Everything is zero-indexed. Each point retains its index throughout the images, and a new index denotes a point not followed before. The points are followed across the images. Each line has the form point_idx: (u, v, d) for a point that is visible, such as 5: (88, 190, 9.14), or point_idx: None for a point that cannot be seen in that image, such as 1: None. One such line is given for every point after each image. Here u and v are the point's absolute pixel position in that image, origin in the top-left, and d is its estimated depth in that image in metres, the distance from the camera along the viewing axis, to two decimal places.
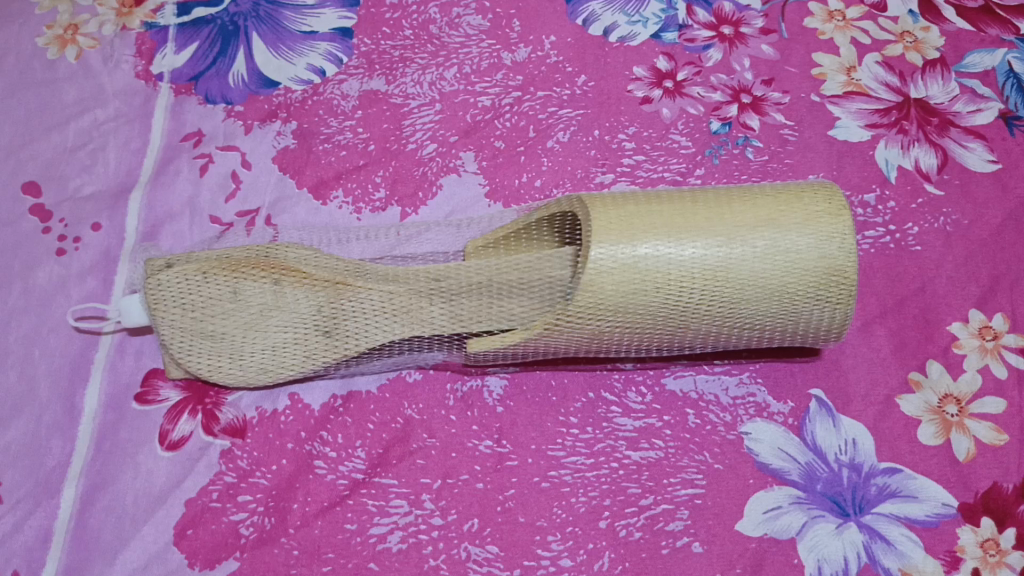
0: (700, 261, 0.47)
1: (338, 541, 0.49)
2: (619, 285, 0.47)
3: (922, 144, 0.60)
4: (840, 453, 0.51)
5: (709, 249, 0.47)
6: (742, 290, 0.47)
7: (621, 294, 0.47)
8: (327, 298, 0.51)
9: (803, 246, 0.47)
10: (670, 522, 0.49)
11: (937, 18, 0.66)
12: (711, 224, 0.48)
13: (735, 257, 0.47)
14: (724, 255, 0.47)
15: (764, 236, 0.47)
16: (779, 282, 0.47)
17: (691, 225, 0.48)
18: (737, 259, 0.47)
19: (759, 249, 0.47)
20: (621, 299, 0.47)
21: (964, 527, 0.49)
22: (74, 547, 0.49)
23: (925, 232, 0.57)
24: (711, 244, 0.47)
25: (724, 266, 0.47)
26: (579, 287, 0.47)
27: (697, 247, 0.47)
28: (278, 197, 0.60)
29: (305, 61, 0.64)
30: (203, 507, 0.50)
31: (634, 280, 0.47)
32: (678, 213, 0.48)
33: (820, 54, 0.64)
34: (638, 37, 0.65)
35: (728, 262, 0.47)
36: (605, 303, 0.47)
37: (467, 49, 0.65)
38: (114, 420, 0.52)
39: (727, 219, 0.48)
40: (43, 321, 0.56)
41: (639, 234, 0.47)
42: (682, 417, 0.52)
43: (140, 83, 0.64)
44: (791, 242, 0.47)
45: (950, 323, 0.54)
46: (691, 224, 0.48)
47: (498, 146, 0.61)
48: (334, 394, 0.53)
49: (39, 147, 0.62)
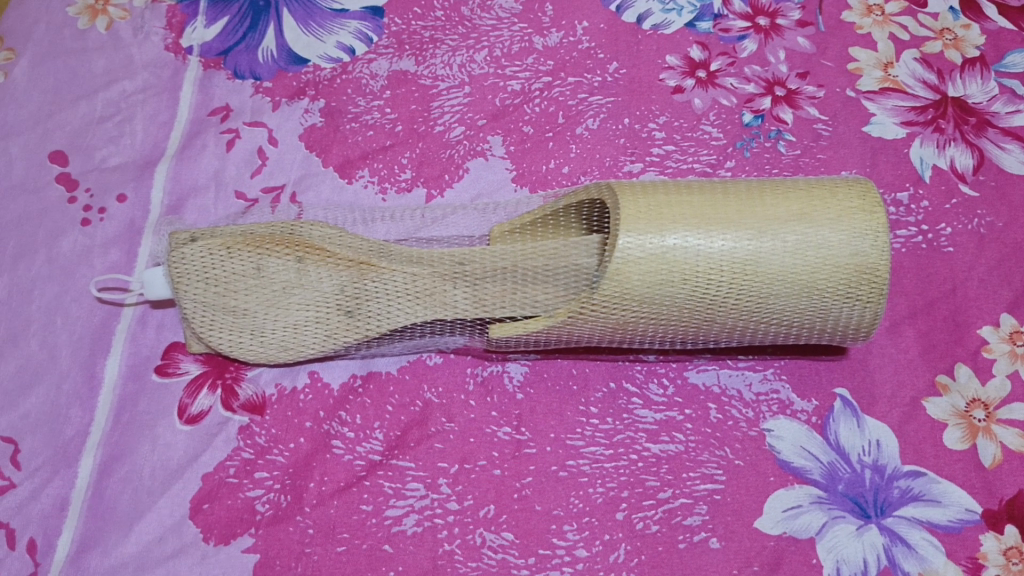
0: (730, 254, 0.46)
1: (353, 521, 0.48)
2: (646, 275, 0.46)
3: (958, 144, 0.59)
4: (863, 454, 0.50)
5: (739, 242, 0.46)
6: (771, 285, 0.46)
7: (648, 284, 0.46)
8: (350, 278, 0.51)
9: (835, 242, 0.46)
10: (688, 517, 0.48)
11: (978, 16, 0.65)
12: (742, 216, 0.47)
13: (765, 251, 0.46)
14: (754, 248, 0.46)
15: (796, 231, 0.46)
16: (809, 278, 0.46)
17: (721, 217, 0.47)
18: (767, 253, 0.46)
19: (790, 244, 0.46)
20: (648, 290, 0.46)
21: (987, 534, 0.48)
22: (90, 517, 0.49)
23: (959, 234, 0.56)
24: (741, 237, 0.46)
25: (754, 258, 0.46)
26: (606, 275, 0.46)
27: (726, 240, 0.46)
28: (304, 174, 0.59)
29: (335, 39, 0.64)
30: (220, 482, 0.50)
31: (662, 270, 0.46)
32: (709, 204, 0.48)
33: (857, 49, 0.63)
34: (672, 25, 0.65)
35: (758, 255, 0.46)
36: (631, 293, 0.46)
37: (498, 32, 0.64)
38: (134, 392, 0.53)
39: (758, 212, 0.47)
40: (66, 290, 0.56)
41: (668, 224, 0.46)
42: (703, 411, 0.51)
43: (169, 56, 0.64)
44: (822, 238, 0.46)
45: (980, 326, 0.53)
46: (721, 216, 0.47)
47: (527, 131, 0.61)
48: (353, 374, 0.53)
49: (67, 116, 0.61)
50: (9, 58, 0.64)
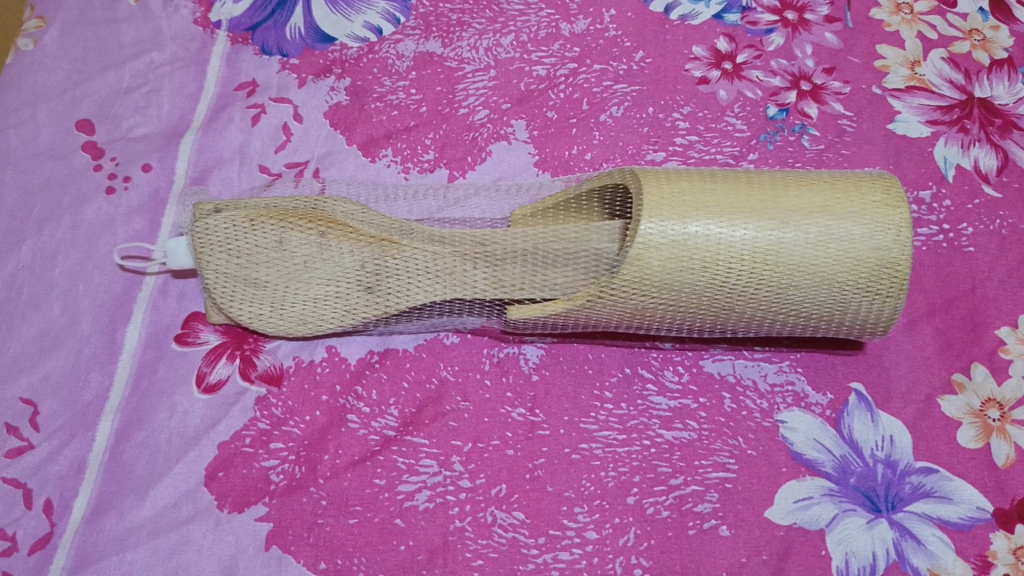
0: (752, 244, 0.46)
1: (366, 495, 0.49)
2: (667, 262, 0.46)
3: (983, 144, 0.59)
4: (876, 449, 0.50)
5: (761, 231, 0.46)
6: (791, 276, 0.46)
7: (669, 270, 0.46)
8: (371, 254, 0.51)
9: (857, 236, 0.46)
10: (699, 503, 0.49)
11: (1007, 18, 0.65)
12: (765, 207, 0.47)
13: (787, 241, 0.46)
14: (776, 238, 0.46)
15: (818, 223, 0.46)
16: (830, 270, 0.46)
17: (744, 206, 0.47)
18: (788, 243, 0.46)
19: (812, 236, 0.46)
20: (668, 277, 0.47)
21: (997, 533, 0.48)
22: (107, 480, 0.50)
23: (980, 234, 0.56)
24: (764, 227, 0.46)
25: (775, 249, 0.46)
26: (626, 261, 0.46)
27: (748, 229, 0.46)
28: (328, 151, 0.60)
29: (363, 19, 0.64)
30: (236, 451, 0.50)
31: (682, 256, 0.46)
32: (732, 193, 0.48)
33: (885, 47, 0.63)
34: (700, 16, 0.65)
35: (779, 246, 0.46)
36: (651, 279, 0.47)
37: (525, 17, 0.64)
38: (154, 358, 0.53)
39: (781, 203, 0.47)
40: (89, 256, 0.56)
41: (691, 212, 0.47)
42: (717, 400, 0.51)
43: (197, 30, 0.64)
44: (844, 231, 0.46)
45: (997, 327, 0.53)
46: (744, 205, 0.47)
47: (550, 117, 0.61)
48: (371, 350, 0.53)
49: (95, 85, 0.62)
50: (40, 26, 0.64)
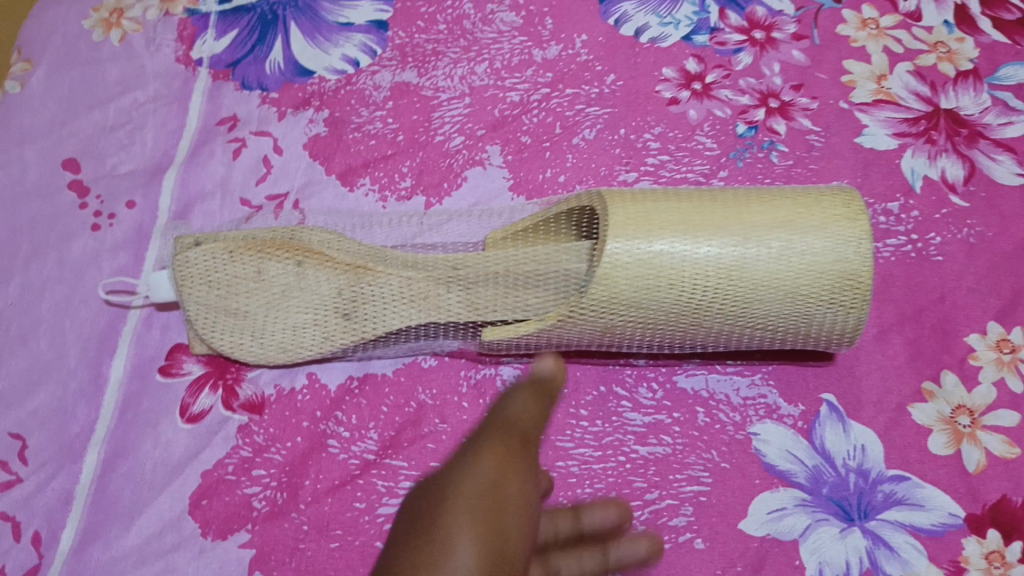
0: (715, 260, 0.47)
1: (346, 518, 0.50)
2: (633, 279, 0.47)
3: (950, 155, 0.60)
4: (848, 458, 0.51)
5: (724, 248, 0.47)
6: (756, 290, 0.47)
7: (635, 288, 0.47)
8: (347, 281, 0.53)
9: (819, 249, 0.47)
10: (674, 517, 0.49)
11: (972, 29, 0.66)
12: (728, 224, 0.48)
13: (750, 256, 0.47)
14: (739, 254, 0.47)
15: (779, 238, 0.47)
16: (793, 284, 0.47)
17: (707, 224, 0.48)
18: (751, 258, 0.47)
19: (775, 250, 0.47)
20: (635, 294, 0.48)
21: (970, 538, 0.49)
22: (93, 511, 0.51)
23: (948, 243, 0.57)
24: (726, 243, 0.47)
25: (739, 264, 0.47)
26: (594, 280, 0.47)
27: (711, 246, 0.47)
28: (307, 181, 0.61)
29: (341, 52, 0.66)
30: (218, 479, 0.51)
31: (647, 274, 0.47)
32: (696, 212, 0.49)
33: (851, 62, 0.64)
34: (669, 39, 0.66)
35: (742, 262, 0.47)
36: (619, 297, 0.48)
37: (499, 45, 0.66)
38: (139, 390, 0.54)
39: (744, 220, 0.48)
40: (75, 292, 0.58)
41: (656, 230, 0.48)
42: (691, 415, 0.52)
43: (180, 67, 0.66)
44: (807, 244, 0.47)
45: (967, 334, 0.54)
46: (708, 223, 0.48)
47: (524, 141, 0.62)
48: (351, 375, 0.54)
49: (81, 124, 0.64)
50: (27, 69, 0.66)
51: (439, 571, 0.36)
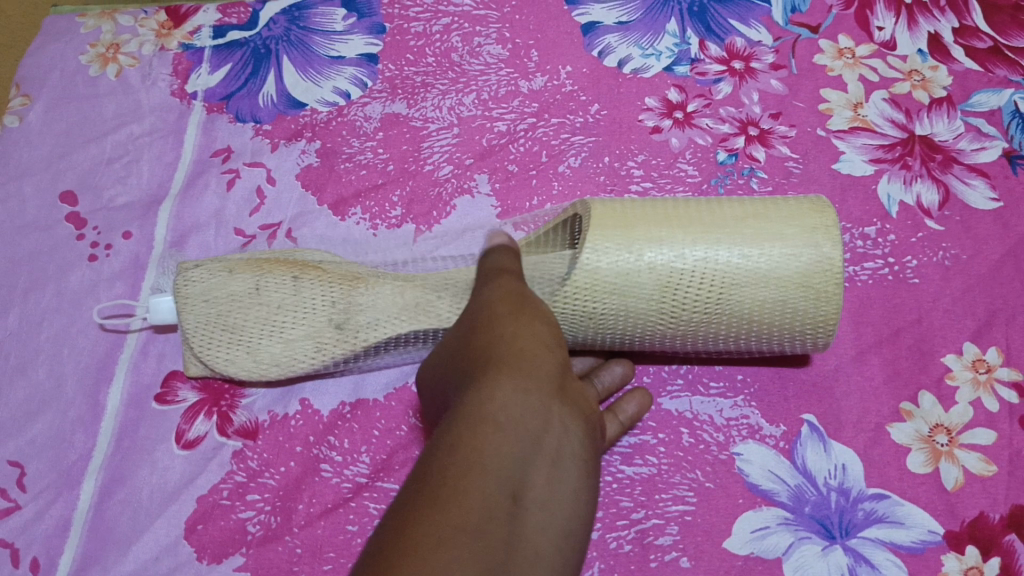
0: (694, 255, 0.49)
1: (339, 541, 0.51)
2: (614, 274, 0.49)
3: (925, 180, 0.62)
4: (830, 477, 0.52)
5: (700, 239, 0.49)
6: (734, 275, 0.49)
7: (618, 282, 0.49)
8: (341, 288, 0.54)
9: (790, 236, 0.49)
10: (660, 537, 0.50)
11: (946, 57, 0.67)
12: (701, 221, 0.51)
13: (725, 244, 0.49)
14: (714, 242, 0.49)
15: (751, 229, 0.50)
16: (769, 267, 0.49)
17: (682, 223, 0.50)
18: (727, 246, 0.49)
19: (747, 238, 0.49)
20: (618, 288, 0.49)
21: (949, 555, 0.50)
22: (91, 537, 0.52)
23: (924, 266, 0.59)
24: (702, 235, 0.50)
25: (715, 251, 0.49)
26: (578, 277, 0.49)
27: (688, 239, 0.49)
28: (300, 212, 0.63)
29: (332, 85, 0.67)
30: (214, 504, 0.52)
31: (629, 270, 0.49)
32: (670, 216, 0.51)
33: (828, 90, 0.66)
34: (651, 69, 0.68)
35: (718, 249, 0.49)
36: (603, 292, 0.49)
37: (486, 76, 0.68)
38: (135, 418, 0.55)
39: (715, 218, 0.51)
40: (73, 321, 0.59)
41: (633, 230, 0.50)
42: (676, 436, 0.53)
43: (175, 101, 0.67)
44: (778, 232, 0.49)
45: (944, 354, 0.55)
46: (682, 222, 0.51)
47: (511, 170, 0.64)
48: (343, 401, 0.55)
49: (78, 157, 0.65)
50: (25, 104, 0.67)
51: (496, 350, 0.42)
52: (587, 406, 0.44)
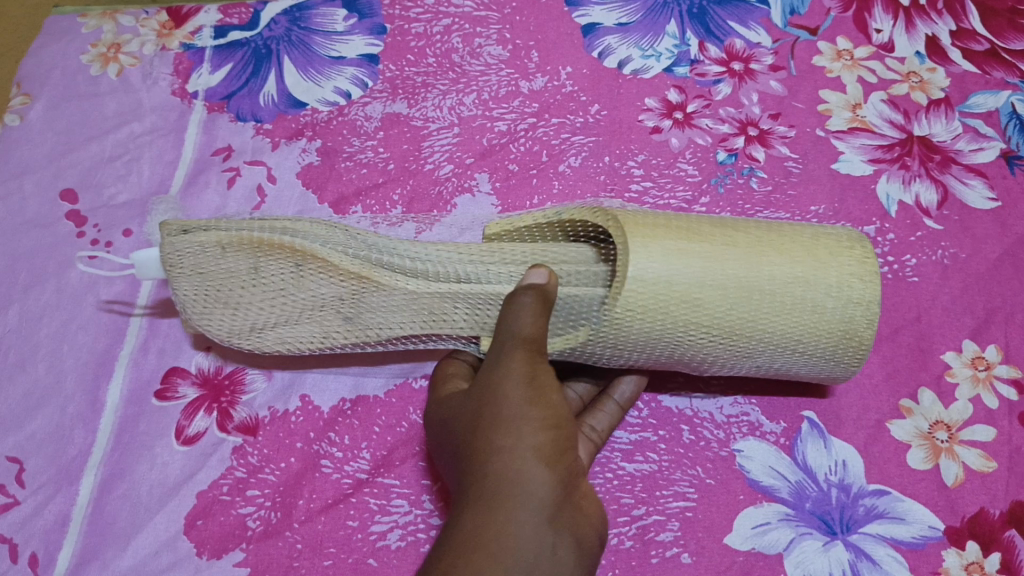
0: (730, 311, 0.48)
1: (339, 536, 0.51)
2: (648, 324, 0.48)
3: (924, 180, 0.62)
4: (830, 473, 0.52)
5: (741, 297, 0.48)
6: (761, 340, 0.49)
7: (647, 333, 0.48)
8: (350, 287, 0.52)
9: (829, 308, 0.49)
10: (660, 532, 0.50)
11: (943, 60, 0.68)
12: (748, 269, 0.48)
13: (764, 312, 0.48)
14: (755, 307, 0.48)
15: (796, 295, 0.48)
16: (798, 336, 0.49)
17: (728, 268, 0.48)
18: (765, 315, 0.48)
19: (788, 305, 0.48)
20: (645, 338, 0.49)
21: (949, 550, 0.50)
22: (90, 532, 0.51)
23: (923, 265, 0.59)
24: (744, 293, 0.48)
25: (752, 318, 0.48)
26: (608, 322, 0.48)
27: (730, 297, 0.48)
28: (301, 210, 0.63)
29: (333, 85, 0.68)
30: (214, 499, 0.52)
31: (665, 318, 0.48)
32: (716, 251, 0.48)
33: (827, 92, 0.67)
34: (651, 70, 0.68)
35: (756, 316, 0.48)
36: (629, 340, 0.49)
37: (486, 77, 0.68)
38: (135, 414, 0.55)
39: (764, 267, 0.48)
40: (73, 318, 0.59)
41: (676, 270, 0.47)
42: (676, 432, 0.53)
43: (176, 100, 0.68)
44: (818, 301, 0.49)
45: (943, 352, 0.56)
46: (727, 264, 0.48)
47: (512, 169, 0.64)
48: (343, 398, 0.55)
49: (79, 155, 0.65)
50: (26, 103, 0.68)
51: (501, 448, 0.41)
52: (588, 511, 0.43)
